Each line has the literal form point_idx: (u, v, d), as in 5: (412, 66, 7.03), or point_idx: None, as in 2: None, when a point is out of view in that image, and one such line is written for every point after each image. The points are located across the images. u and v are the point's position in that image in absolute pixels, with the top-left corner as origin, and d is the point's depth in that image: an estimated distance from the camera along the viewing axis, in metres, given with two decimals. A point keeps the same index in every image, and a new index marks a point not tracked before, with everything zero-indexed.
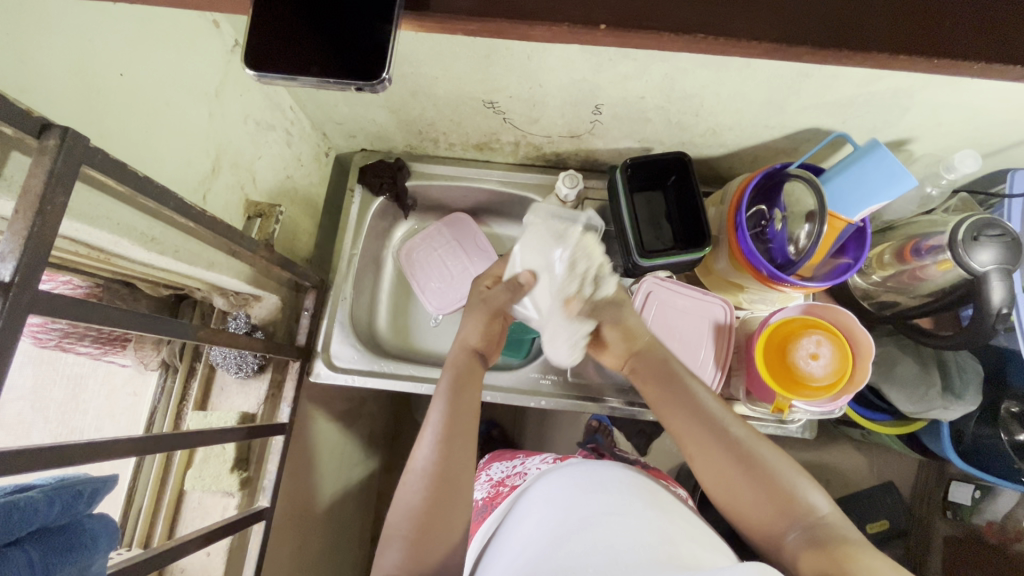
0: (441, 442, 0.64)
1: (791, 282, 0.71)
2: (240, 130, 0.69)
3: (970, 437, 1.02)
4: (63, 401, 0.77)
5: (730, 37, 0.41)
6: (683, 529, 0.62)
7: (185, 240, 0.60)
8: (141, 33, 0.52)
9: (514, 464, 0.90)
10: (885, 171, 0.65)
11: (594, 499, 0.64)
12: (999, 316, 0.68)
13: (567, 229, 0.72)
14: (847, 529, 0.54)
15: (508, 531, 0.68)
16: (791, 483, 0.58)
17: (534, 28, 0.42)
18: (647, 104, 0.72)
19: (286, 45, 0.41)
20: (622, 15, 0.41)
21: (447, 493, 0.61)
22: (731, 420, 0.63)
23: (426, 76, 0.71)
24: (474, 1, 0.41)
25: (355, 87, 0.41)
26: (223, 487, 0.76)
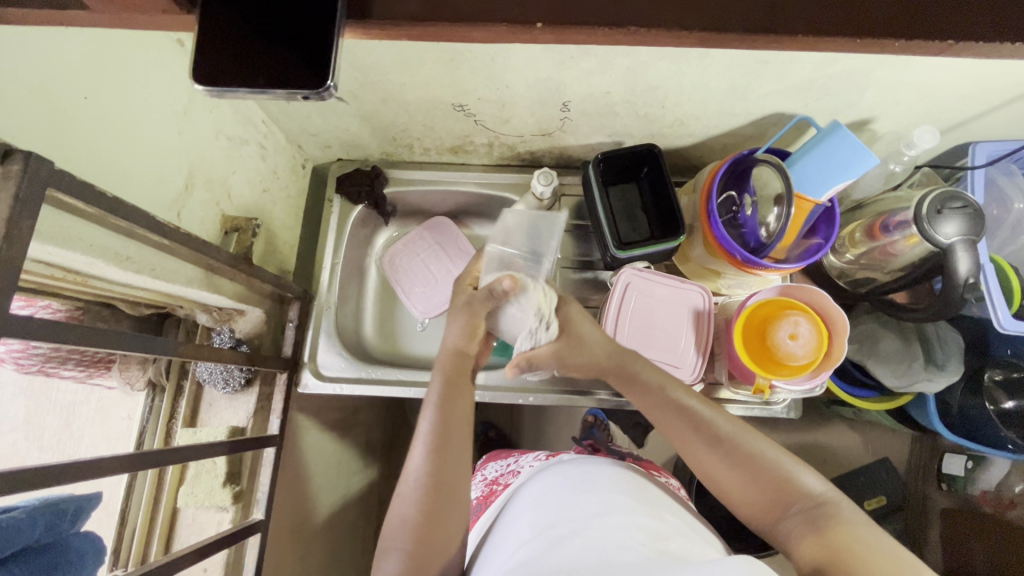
0: (433, 453, 0.64)
1: (764, 265, 0.72)
2: (212, 146, 0.69)
3: (956, 410, 1.04)
4: (58, 429, 0.79)
5: (663, 27, 0.42)
6: (672, 526, 0.62)
7: (161, 258, 0.60)
8: (102, 55, 0.52)
9: (508, 463, 0.91)
10: (848, 149, 0.67)
11: (584, 498, 0.64)
12: (967, 286, 0.69)
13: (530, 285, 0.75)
14: (837, 504, 0.56)
15: (500, 531, 0.69)
16: (783, 466, 0.59)
17: (474, 30, 0.43)
18: (614, 98, 0.74)
19: (235, 56, 0.42)
20: (557, 12, 0.42)
21: (440, 503, 0.61)
22: (715, 412, 0.64)
23: (394, 82, 0.72)
24: (419, 5, 0.42)
25: (302, 95, 0.42)
26: (216, 502, 0.76)
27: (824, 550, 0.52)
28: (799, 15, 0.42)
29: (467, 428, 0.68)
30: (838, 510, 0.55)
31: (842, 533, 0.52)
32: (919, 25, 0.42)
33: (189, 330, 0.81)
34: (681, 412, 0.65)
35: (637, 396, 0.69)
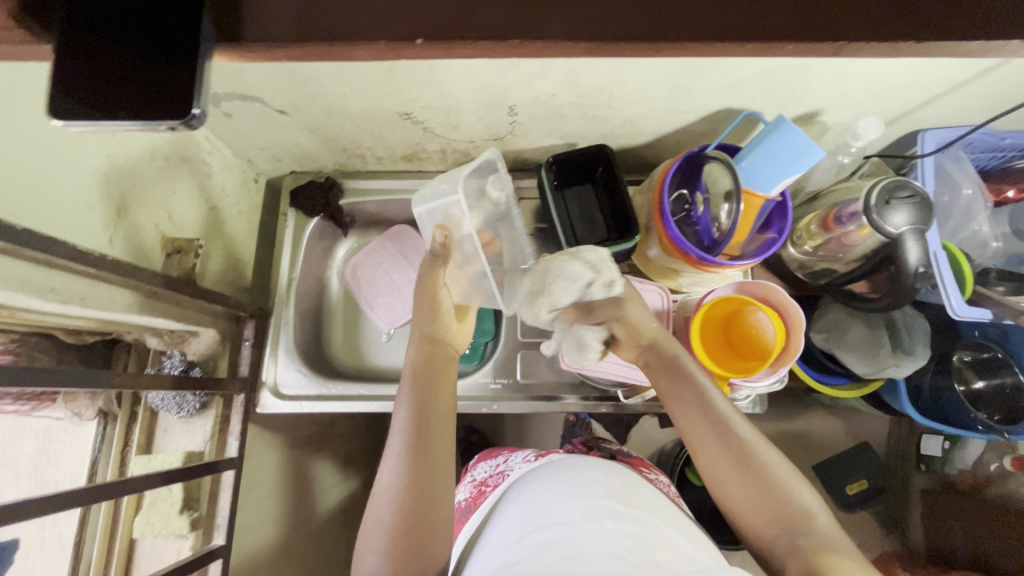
0: (410, 450, 0.62)
1: (719, 262, 0.72)
2: (148, 168, 0.67)
3: (928, 392, 1.07)
4: (34, 455, 0.71)
5: (547, 38, 0.41)
6: (656, 531, 0.60)
7: (93, 286, 0.58)
8: (10, 83, 0.50)
9: (498, 463, 0.89)
10: (793, 144, 0.66)
11: (571, 503, 0.62)
12: (917, 275, 0.70)
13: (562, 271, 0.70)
14: (834, 535, 0.56)
15: (481, 539, 0.67)
16: (790, 489, 0.59)
17: (353, 48, 0.41)
18: (560, 101, 0.73)
19: (105, 83, 0.38)
20: (436, 29, 0.41)
21: (420, 501, 0.59)
22: (737, 420, 0.63)
23: (335, 93, 0.71)
24: (293, 24, 0.40)
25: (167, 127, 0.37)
26: (174, 530, 0.75)
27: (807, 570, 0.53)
28: (684, 26, 0.41)
29: (447, 422, 0.66)
30: (833, 542, 0.55)
31: (832, 561, 0.53)
32: (857, 26, 0.41)
33: (139, 356, 0.79)
34: (703, 410, 0.64)
35: (663, 388, 0.69)
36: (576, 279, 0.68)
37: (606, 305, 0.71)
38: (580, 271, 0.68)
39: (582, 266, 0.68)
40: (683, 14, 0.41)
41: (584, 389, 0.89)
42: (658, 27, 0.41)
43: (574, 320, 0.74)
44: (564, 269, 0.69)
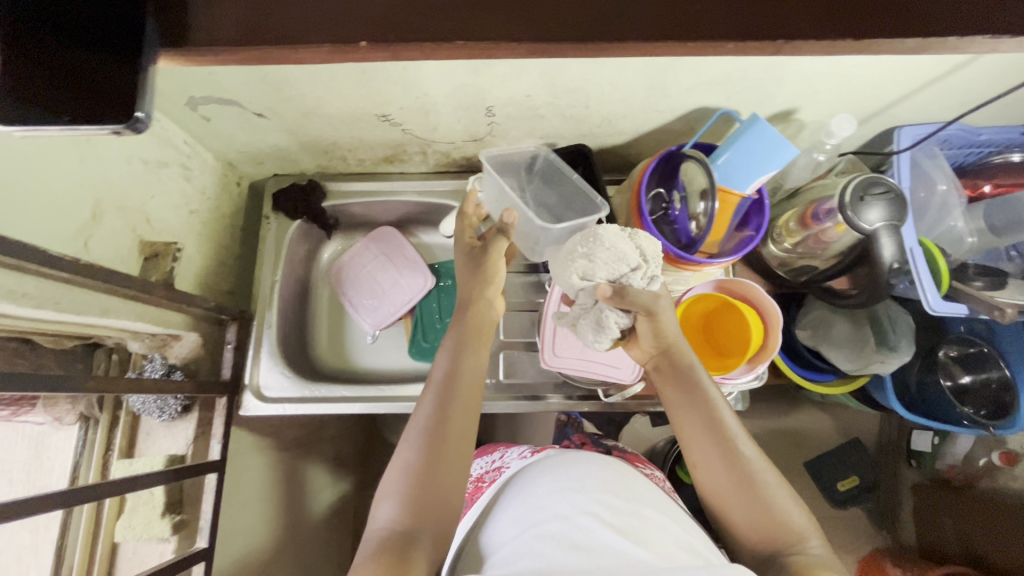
0: (440, 405, 0.66)
1: (697, 260, 0.72)
2: (125, 171, 0.67)
3: (914, 388, 1.08)
4: (26, 461, 0.73)
5: (487, 40, 0.39)
6: (652, 522, 0.61)
7: (66, 290, 0.58)
8: None
9: (494, 458, 0.89)
10: (767, 142, 0.67)
11: (569, 497, 0.62)
12: (892, 270, 0.71)
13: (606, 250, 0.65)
14: (826, 554, 0.59)
15: (474, 527, 0.68)
16: (786, 508, 0.61)
17: (298, 52, 0.40)
18: (536, 101, 0.73)
19: (49, 81, 0.36)
20: (381, 30, 0.39)
21: (443, 454, 0.62)
22: (741, 436, 0.66)
23: (312, 96, 0.71)
24: (236, 31, 0.39)
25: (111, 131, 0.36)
26: (156, 534, 0.75)
27: None
28: (629, 23, 0.40)
29: (477, 387, 0.70)
30: (825, 560, 0.57)
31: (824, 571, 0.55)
32: (800, 24, 0.39)
33: (122, 361, 0.79)
34: (708, 424, 0.67)
35: (671, 399, 0.71)
36: (625, 261, 0.65)
37: (641, 295, 0.66)
38: (630, 254, 0.65)
39: (634, 251, 0.66)
40: (630, 14, 0.39)
41: (568, 389, 0.89)
42: (602, 29, 0.40)
43: (604, 299, 0.66)
44: (615, 244, 0.65)
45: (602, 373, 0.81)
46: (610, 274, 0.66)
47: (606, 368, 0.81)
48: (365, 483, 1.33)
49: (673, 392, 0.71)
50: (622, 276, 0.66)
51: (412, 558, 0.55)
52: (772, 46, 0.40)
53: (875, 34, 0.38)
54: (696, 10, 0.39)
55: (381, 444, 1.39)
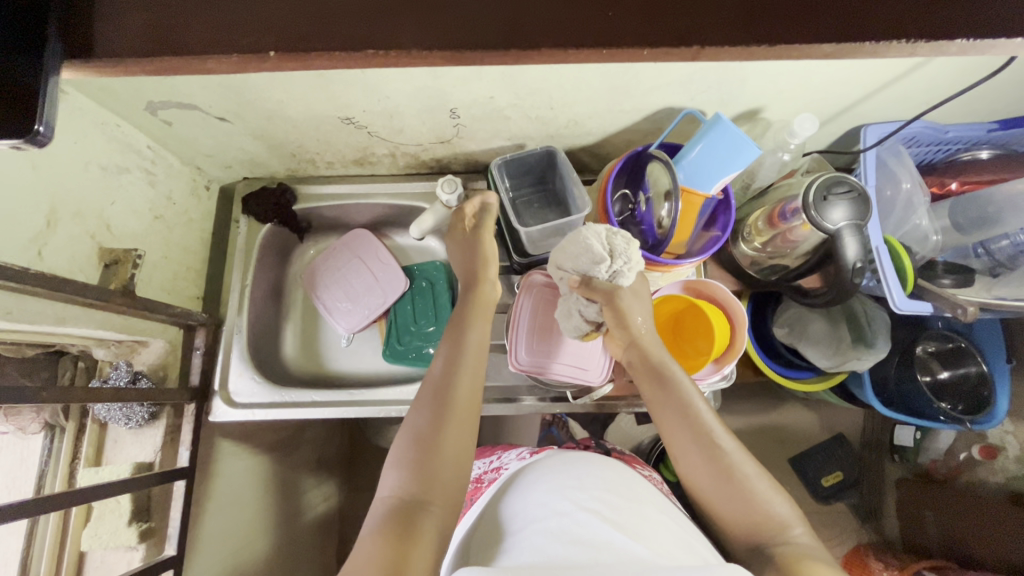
0: (447, 378, 0.66)
1: (662, 261, 0.72)
2: (81, 178, 0.66)
3: (892, 383, 1.07)
4: (10, 467, 0.74)
5: (401, 49, 0.39)
6: (652, 521, 0.61)
7: (17, 300, 0.57)
8: None
9: (494, 459, 0.88)
10: (729, 141, 0.66)
11: (568, 495, 0.62)
12: (855, 270, 0.70)
13: (577, 244, 0.69)
14: (809, 546, 0.58)
15: (473, 531, 0.67)
16: (767, 500, 0.61)
17: (209, 63, 0.39)
18: (500, 103, 0.73)
19: None
20: (292, 39, 0.39)
21: (452, 423, 0.62)
22: (720, 432, 0.65)
23: (272, 100, 0.70)
24: (145, 40, 0.39)
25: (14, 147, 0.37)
26: (122, 542, 0.74)
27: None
28: (534, 29, 0.39)
29: (483, 364, 0.70)
30: (809, 551, 0.57)
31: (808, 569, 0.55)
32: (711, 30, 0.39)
33: (87, 369, 0.78)
34: (687, 422, 0.66)
35: (649, 396, 0.70)
36: (590, 256, 0.68)
37: (603, 287, 0.71)
38: (595, 248, 0.68)
39: (601, 246, 0.68)
40: (541, 22, 0.39)
41: (542, 390, 0.89)
42: (511, 37, 0.39)
43: (574, 287, 0.72)
44: (584, 239, 0.68)
45: (571, 374, 0.80)
46: (578, 265, 0.71)
47: (576, 369, 0.81)
48: (348, 486, 1.33)
49: (649, 389, 0.70)
50: (587, 268, 0.69)
51: (419, 524, 0.55)
52: (692, 51, 0.39)
53: (794, 37, 0.39)
54: (606, 21, 0.39)
55: (364, 446, 1.39)
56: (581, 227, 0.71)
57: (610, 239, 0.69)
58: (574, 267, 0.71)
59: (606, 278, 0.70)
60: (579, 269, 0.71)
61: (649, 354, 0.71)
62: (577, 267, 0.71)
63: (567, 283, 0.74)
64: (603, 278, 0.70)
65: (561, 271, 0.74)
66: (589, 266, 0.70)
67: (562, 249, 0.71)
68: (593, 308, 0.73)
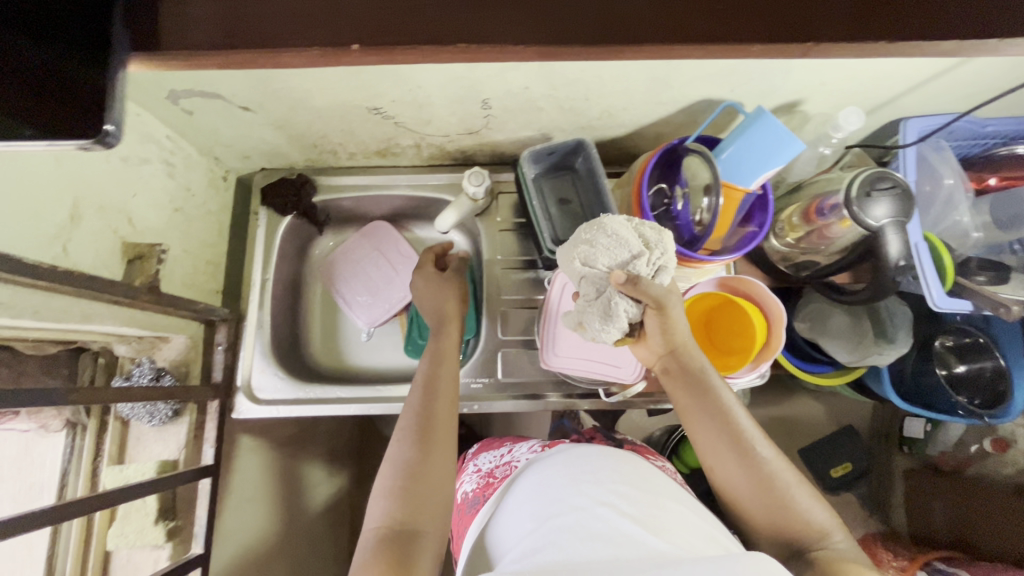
0: (424, 404, 0.67)
1: (698, 258, 0.70)
2: (103, 170, 0.64)
3: (909, 376, 1.08)
4: (14, 457, 0.71)
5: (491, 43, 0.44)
6: (670, 513, 0.60)
7: (47, 298, 0.56)
8: None
9: (502, 454, 0.85)
10: (772, 135, 0.64)
11: (590, 491, 0.61)
12: (898, 268, 0.70)
13: (617, 236, 0.63)
14: (846, 550, 0.59)
15: (495, 530, 0.66)
16: (807, 507, 0.62)
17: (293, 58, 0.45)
18: (534, 93, 0.70)
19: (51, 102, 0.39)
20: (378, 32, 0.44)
21: (432, 447, 0.62)
22: (757, 437, 0.65)
23: (300, 90, 0.68)
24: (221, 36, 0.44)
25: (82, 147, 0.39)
26: (149, 541, 0.74)
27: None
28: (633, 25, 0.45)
29: (456, 389, 0.71)
30: (846, 555, 0.58)
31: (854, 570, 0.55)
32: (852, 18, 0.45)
33: (109, 365, 0.76)
34: (723, 429, 0.65)
35: (682, 400, 0.69)
36: (631, 248, 0.63)
37: (651, 285, 0.64)
38: (631, 240, 0.63)
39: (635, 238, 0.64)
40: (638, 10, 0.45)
41: (568, 387, 0.87)
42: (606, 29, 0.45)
43: (617, 285, 0.63)
44: (616, 230, 0.63)
45: (599, 369, 0.80)
46: (611, 261, 0.64)
47: (607, 366, 0.80)
48: (362, 477, 1.32)
49: (684, 395, 0.68)
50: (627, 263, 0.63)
51: (414, 553, 0.54)
52: (802, 46, 0.45)
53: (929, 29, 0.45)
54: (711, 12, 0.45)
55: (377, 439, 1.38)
56: (604, 220, 0.65)
57: (639, 230, 0.65)
58: (612, 262, 0.64)
59: (648, 272, 0.64)
60: (615, 265, 0.64)
61: (684, 357, 0.69)
62: (613, 261, 0.64)
63: (597, 282, 0.65)
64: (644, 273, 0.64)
65: (587, 269, 0.65)
66: (631, 259, 0.63)
67: (592, 243, 0.63)
68: (635, 309, 0.66)
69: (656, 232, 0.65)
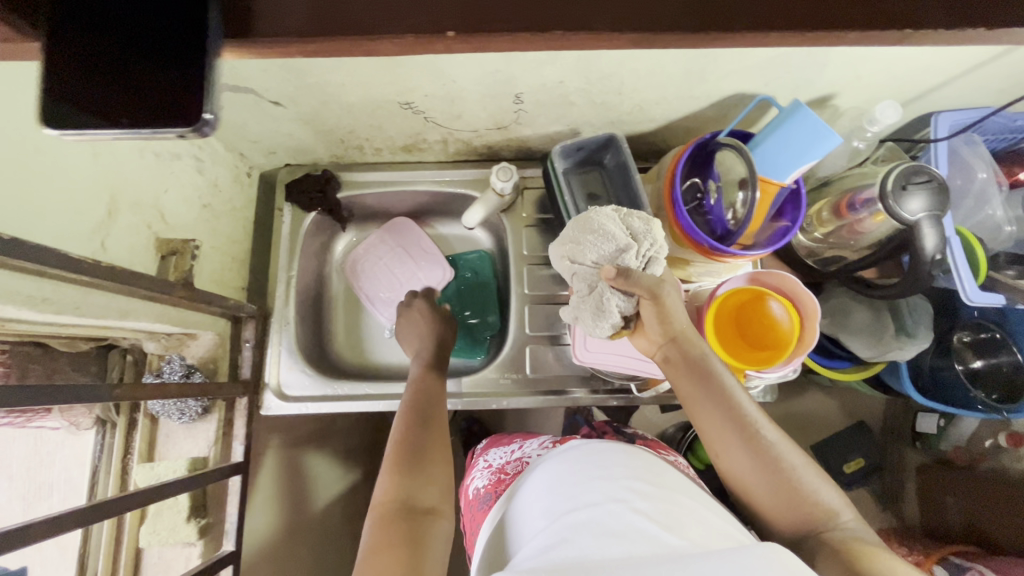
0: (417, 398, 0.72)
1: (731, 252, 0.70)
2: (136, 165, 0.63)
3: (927, 370, 1.07)
4: (26, 456, 0.72)
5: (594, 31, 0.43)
6: (686, 509, 0.58)
7: (87, 294, 0.55)
8: None
9: (513, 450, 0.84)
10: (809, 128, 0.64)
11: (601, 484, 0.59)
12: (934, 263, 0.69)
13: (601, 231, 0.66)
14: (859, 530, 0.60)
15: (504, 522, 0.66)
16: (815, 489, 0.62)
17: (377, 42, 0.43)
18: (568, 88, 0.70)
19: (110, 85, 0.34)
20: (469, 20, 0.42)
21: (427, 433, 0.67)
22: (764, 424, 0.64)
23: (333, 83, 0.67)
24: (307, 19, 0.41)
25: (177, 134, 0.34)
26: (182, 538, 0.73)
27: (841, 564, 0.56)
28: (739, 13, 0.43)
29: (444, 389, 0.78)
30: (859, 535, 0.59)
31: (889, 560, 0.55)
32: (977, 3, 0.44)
33: (136, 363, 0.76)
34: (731, 418, 0.64)
35: (686, 390, 0.68)
36: (616, 240, 0.66)
37: (643, 276, 0.65)
38: (617, 233, 0.66)
39: (622, 231, 0.67)
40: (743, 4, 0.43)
41: (594, 383, 0.87)
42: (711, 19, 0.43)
43: (608, 280, 0.64)
44: (602, 226, 0.67)
45: (637, 366, 0.79)
46: (599, 256, 0.67)
47: (637, 362, 0.80)
48: None
49: (689, 385, 0.67)
50: (614, 257, 0.66)
51: (424, 532, 0.57)
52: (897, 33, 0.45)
53: None
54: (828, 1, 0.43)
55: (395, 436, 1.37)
56: (588, 217, 0.69)
57: (627, 223, 0.67)
58: (600, 257, 0.67)
59: (638, 263, 0.67)
60: (603, 259, 0.67)
61: (685, 346, 0.68)
62: (601, 256, 0.67)
63: (587, 277, 0.69)
64: (633, 265, 0.66)
65: (577, 266, 0.69)
66: (617, 251, 0.66)
67: (580, 240, 0.68)
68: (631, 302, 0.68)
69: (643, 224, 0.67)
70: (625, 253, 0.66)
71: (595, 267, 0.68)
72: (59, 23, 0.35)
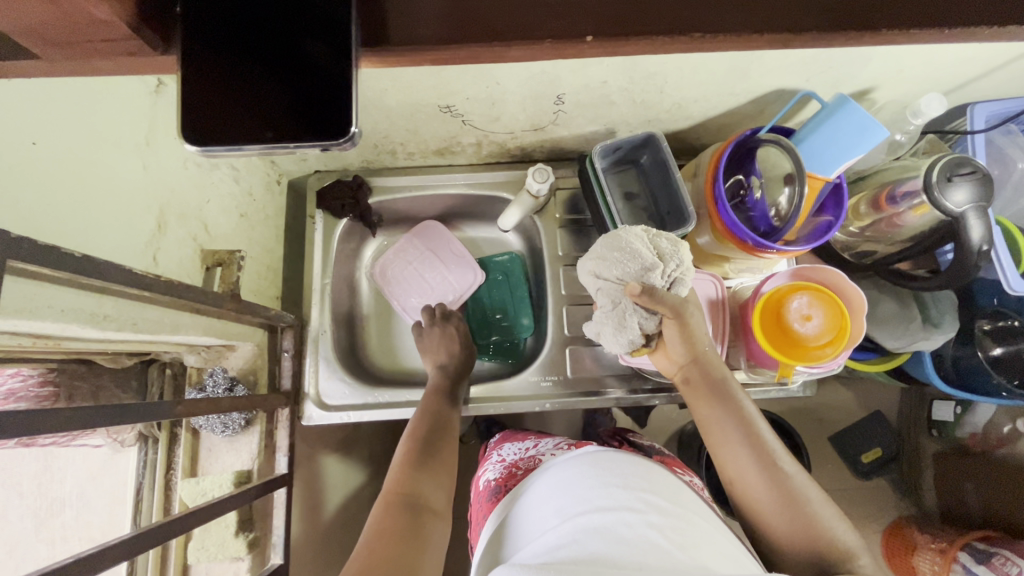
0: (429, 411, 0.76)
1: (776, 248, 0.70)
2: (180, 176, 0.62)
3: (949, 360, 1.02)
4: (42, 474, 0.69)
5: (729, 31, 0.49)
6: (700, 529, 0.54)
7: (143, 310, 0.54)
8: (39, 103, 0.45)
9: (527, 446, 0.82)
10: (856, 123, 0.64)
11: (612, 489, 0.56)
12: (981, 254, 0.68)
13: (627, 250, 0.65)
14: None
15: (503, 528, 0.62)
16: (831, 526, 0.59)
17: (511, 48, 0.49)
18: (610, 88, 0.69)
19: (251, 117, 0.47)
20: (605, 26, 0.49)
21: (433, 442, 0.70)
22: (782, 453, 0.64)
23: (377, 88, 0.66)
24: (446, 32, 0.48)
25: (322, 145, 0.47)
26: (231, 552, 0.72)
27: None
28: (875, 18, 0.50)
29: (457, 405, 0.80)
30: None
31: None
32: None
33: (175, 377, 0.75)
34: (748, 442, 0.64)
35: (705, 411, 0.68)
36: (642, 259, 0.65)
37: (667, 295, 0.65)
38: (644, 252, 0.65)
39: (649, 250, 0.66)
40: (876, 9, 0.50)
41: (631, 383, 0.87)
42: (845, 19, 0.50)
43: (633, 296, 0.64)
44: (629, 243, 0.66)
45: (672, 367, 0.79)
46: (624, 274, 0.66)
47: None
48: None
49: (705, 407, 0.68)
50: (639, 275, 0.65)
51: (421, 530, 0.58)
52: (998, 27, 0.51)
53: None
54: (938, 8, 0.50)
55: None
56: (615, 235, 0.67)
57: (654, 242, 0.67)
58: (627, 276, 0.66)
59: (663, 282, 0.66)
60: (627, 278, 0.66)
61: (706, 366, 0.70)
62: (625, 274, 0.66)
63: (609, 292, 0.68)
64: (659, 285, 0.66)
65: (602, 282, 0.68)
66: (642, 270, 0.65)
67: (606, 258, 0.67)
68: (653, 319, 0.68)
69: (671, 244, 0.66)
70: (650, 273, 0.65)
71: (619, 283, 0.68)
72: (203, 55, 0.45)
